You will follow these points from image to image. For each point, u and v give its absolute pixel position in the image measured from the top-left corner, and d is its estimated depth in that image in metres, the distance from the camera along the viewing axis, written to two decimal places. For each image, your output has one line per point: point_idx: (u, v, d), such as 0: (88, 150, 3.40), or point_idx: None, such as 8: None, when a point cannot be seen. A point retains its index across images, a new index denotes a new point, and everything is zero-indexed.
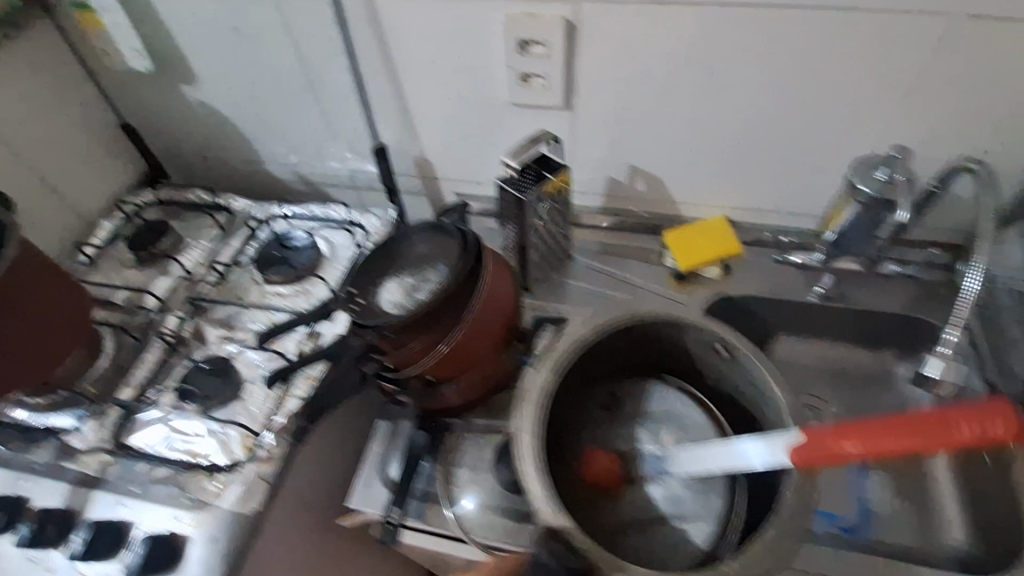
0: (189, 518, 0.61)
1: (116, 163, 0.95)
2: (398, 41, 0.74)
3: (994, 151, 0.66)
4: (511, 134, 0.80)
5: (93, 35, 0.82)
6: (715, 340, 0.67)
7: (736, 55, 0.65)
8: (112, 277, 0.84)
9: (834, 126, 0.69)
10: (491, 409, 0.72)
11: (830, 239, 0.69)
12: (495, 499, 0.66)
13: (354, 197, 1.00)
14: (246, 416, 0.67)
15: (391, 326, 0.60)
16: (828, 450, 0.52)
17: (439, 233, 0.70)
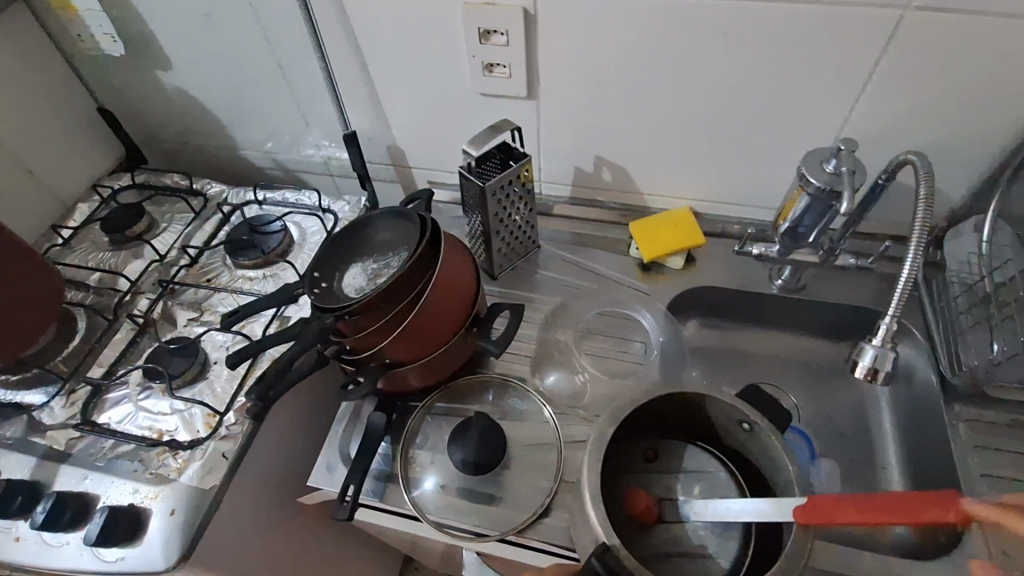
0: (150, 491, 0.63)
1: (93, 147, 0.97)
2: (364, 29, 0.74)
3: (950, 148, 0.67)
4: (478, 124, 0.81)
5: (68, 19, 0.85)
6: (742, 418, 0.61)
7: (693, 47, 0.65)
8: (87, 259, 0.86)
9: (791, 120, 0.70)
10: (451, 393, 0.74)
11: (785, 230, 0.70)
12: (449, 479, 0.67)
13: (330, 184, 1.01)
14: (210, 395, 0.69)
15: (349, 309, 0.62)
16: (830, 511, 0.49)
17: (401, 219, 0.71)
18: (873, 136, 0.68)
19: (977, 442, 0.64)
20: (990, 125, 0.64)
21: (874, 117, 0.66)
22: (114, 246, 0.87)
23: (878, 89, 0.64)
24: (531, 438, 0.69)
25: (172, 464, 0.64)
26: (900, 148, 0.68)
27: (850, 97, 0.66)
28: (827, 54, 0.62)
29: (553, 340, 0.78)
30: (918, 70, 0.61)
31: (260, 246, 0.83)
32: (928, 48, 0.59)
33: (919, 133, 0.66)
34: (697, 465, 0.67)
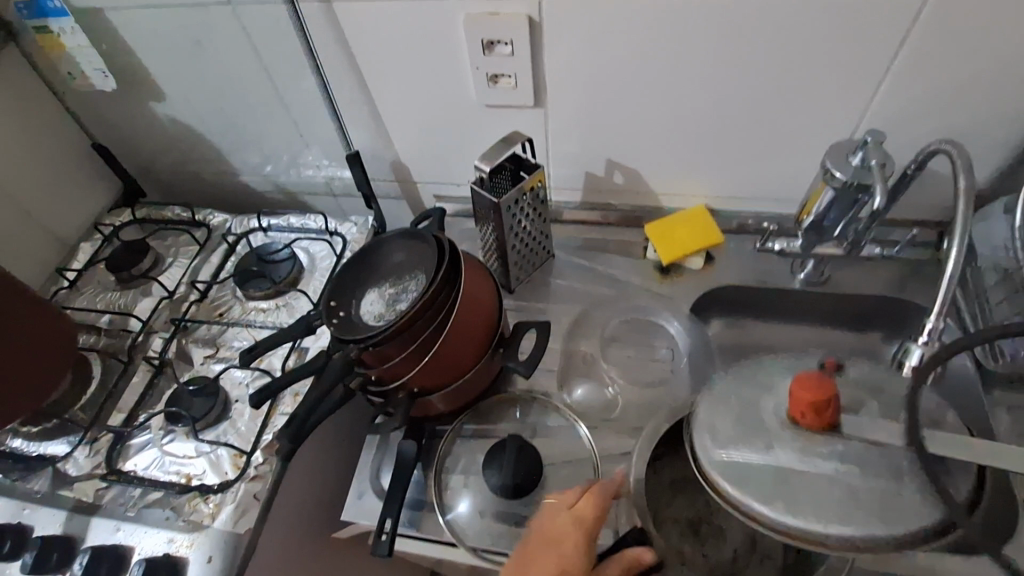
0: (186, 539, 0.62)
1: (91, 183, 0.95)
2: (363, 47, 0.72)
3: (973, 129, 0.65)
4: (485, 135, 0.79)
5: (57, 57, 0.82)
6: None
7: (705, 42, 0.63)
8: (95, 300, 0.84)
9: (809, 113, 0.68)
10: (479, 414, 0.72)
11: (809, 224, 0.68)
12: (485, 504, 0.66)
13: (333, 204, 1.00)
14: (235, 435, 0.68)
15: (374, 340, 0.60)
16: None
17: (415, 240, 0.69)
18: (894, 123, 0.66)
19: (1019, 430, 0.64)
20: (1015, 105, 0.62)
21: (896, 102, 0.65)
22: (121, 285, 0.85)
23: (899, 76, 0.62)
24: (565, 455, 0.68)
25: (205, 509, 0.62)
26: (921, 134, 0.67)
27: (870, 84, 0.64)
28: (846, 41, 0.60)
29: (577, 351, 0.77)
30: (942, 54, 0.59)
31: (270, 275, 0.81)
32: (951, 32, 0.58)
33: (940, 118, 0.65)
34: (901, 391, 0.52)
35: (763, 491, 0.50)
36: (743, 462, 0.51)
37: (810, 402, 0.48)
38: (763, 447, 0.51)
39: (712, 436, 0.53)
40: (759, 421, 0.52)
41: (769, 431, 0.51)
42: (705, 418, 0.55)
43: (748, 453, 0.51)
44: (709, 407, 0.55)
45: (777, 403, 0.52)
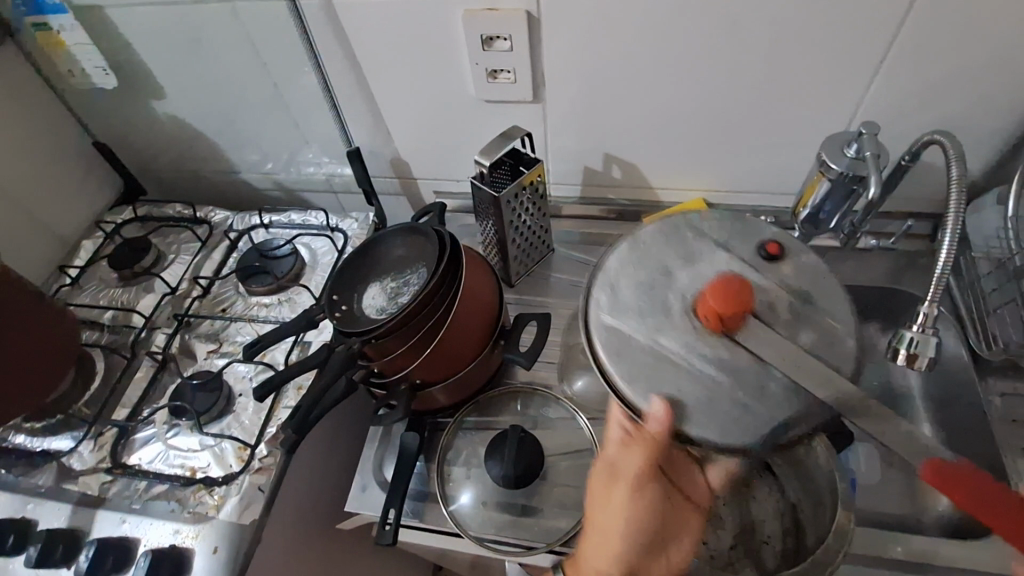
0: (191, 530, 0.62)
1: (91, 181, 0.95)
2: (362, 43, 0.73)
3: (966, 121, 0.66)
4: (484, 131, 0.80)
5: (56, 55, 0.83)
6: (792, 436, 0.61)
7: (701, 36, 0.64)
8: (98, 297, 0.84)
9: (804, 106, 0.69)
10: (481, 406, 0.73)
11: (804, 217, 0.69)
12: (487, 495, 0.66)
13: (333, 201, 1.00)
14: (239, 428, 0.69)
15: (376, 333, 0.61)
16: None
17: (415, 234, 0.70)
18: (888, 116, 0.67)
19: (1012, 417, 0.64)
20: (1007, 97, 0.63)
21: (890, 95, 0.66)
22: (123, 282, 0.86)
23: (892, 69, 0.63)
24: (566, 446, 0.69)
25: (210, 501, 0.63)
26: (915, 126, 0.68)
27: (863, 78, 0.65)
28: (839, 35, 0.61)
29: (577, 344, 0.78)
30: (934, 46, 0.60)
31: (271, 271, 0.82)
32: (943, 25, 0.58)
33: (933, 110, 0.66)
34: (817, 310, 0.51)
35: (636, 355, 0.50)
36: (630, 335, 0.51)
37: (717, 311, 0.49)
38: (651, 329, 0.51)
39: (613, 297, 0.54)
40: (662, 300, 0.52)
41: (669, 313, 0.52)
42: (617, 267, 0.56)
43: (635, 325, 0.51)
44: (625, 266, 0.55)
45: (688, 277, 0.54)
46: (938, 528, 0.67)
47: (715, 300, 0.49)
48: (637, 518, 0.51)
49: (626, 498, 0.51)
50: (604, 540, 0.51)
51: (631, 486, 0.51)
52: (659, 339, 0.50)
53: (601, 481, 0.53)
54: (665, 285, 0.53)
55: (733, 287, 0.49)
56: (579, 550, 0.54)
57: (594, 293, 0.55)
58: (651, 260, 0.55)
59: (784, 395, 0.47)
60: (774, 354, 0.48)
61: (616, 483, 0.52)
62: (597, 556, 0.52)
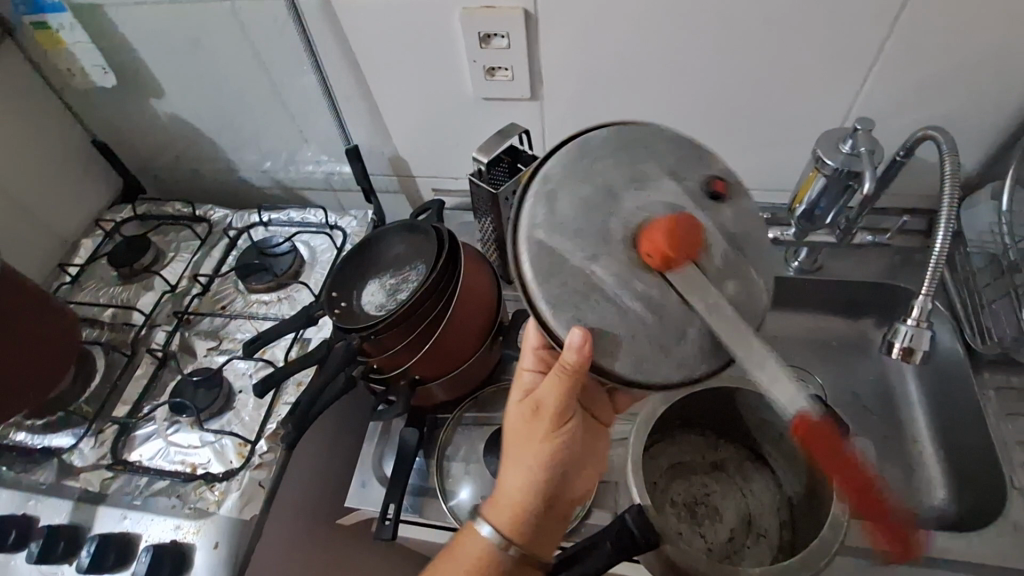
0: (192, 526, 0.63)
1: (91, 180, 0.96)
2: (361, 42, 0.73)
3: (962, 117, 0.66)
4: (482, 129, 0.80)
5: (56, 54, 0.83)
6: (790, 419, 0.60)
7: (698, 34, 0.64)
8: (98, 295, 0.85)
9: (800, 103, 0.69)
10: (480, 402, 0.73)
11: (801, 213, 0.70)
12: (487, 489, 0.67)
13: (332, 199, 1.00)
14: (239, 425, 0.69)
15: (375, 329, 0.61)
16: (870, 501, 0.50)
17: (414, 231, 0.70)
18: (884, 112, 0.68)
19: (1008, 411, 0.65)
20: (1002, 93, 0.63)
21: (885, 93, 0.66)
22: (123, 280, 0.86)
23: (888, 66, 0.64)
24: None
25: (210, 497, 0.63)
26: (911, 122, 0.68)
27: (859, 75, 0.65)
28: (834, 32, 0.62)
29: None
30: (929, 43, 0.61)
31: (271, 269, 0.82)
32: (938, 22, 0.59)
33: (929, 107, 0.66)
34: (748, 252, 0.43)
35: (561, 271, 0.40)
36: (554, 249, 0.40)
37: (667, 257, 0.40)
38: (587, 253, 0.40)
39: (547, 209, 0.41)
40: (603, 225, 0.41)
41: (605, 239, 0.41)
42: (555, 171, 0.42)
43: (570, 242, 0.40)
44: (560, 170, 0.42)
45: (635, 202, 0.41)
46: (933, 520, 0.68)
47: (661, 245, 0.40)
48: (555, 450, 0.51)
49: (547, 434, 0.51)
50: (524, 469, 0.50)
51: (552, 421, 0.51)
52: (583, 257, 0.40)
53: (522, 418, 0.53)
54: (602, 199, 0.41)
55: (685, 232, 0.41)
56: (499, 483, 0.52)
57: (527, 201, 0.41)
58: (589, 164, 0.42)
59: (703, 343, 0.40)
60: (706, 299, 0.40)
61: (537, 417, 0.52)
62: (518, 487, 0.50)
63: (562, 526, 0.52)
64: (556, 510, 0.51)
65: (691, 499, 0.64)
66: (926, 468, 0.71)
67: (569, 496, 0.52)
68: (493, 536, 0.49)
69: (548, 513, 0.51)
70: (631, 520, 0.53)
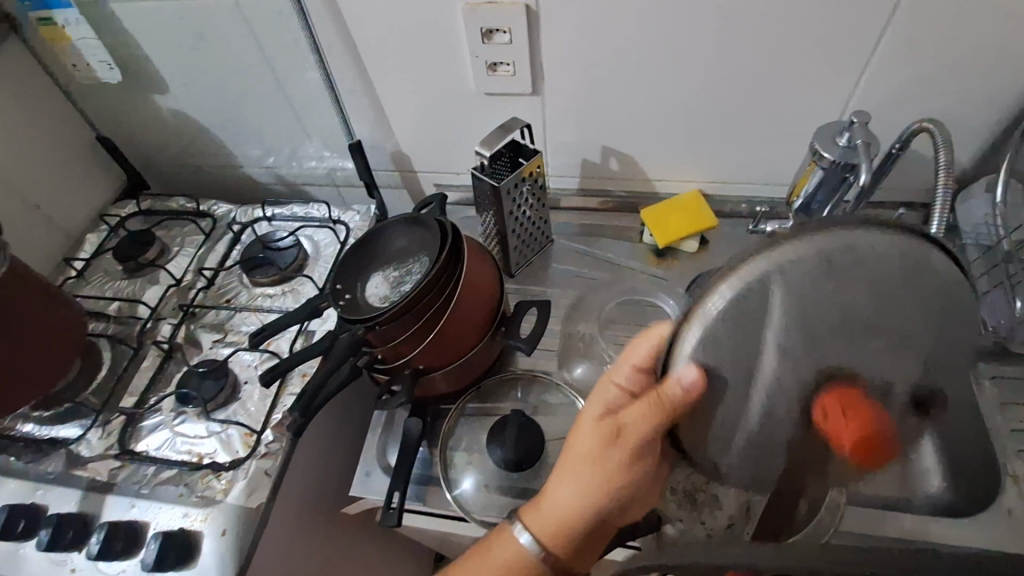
0: (200, 514, 0.63)
1: (96, 176, 0.96)
2: (365, 38, 0.74)
3: (956, 111, 0.68)
4: (484, 123, 0.81)
5: (61, 49, 0.84)
6: None
7: (697, 30, 0.65)
8: (103, 289, 0.86)
9: (797, 98, 0.70)
10: (482, 393, 0.74)
11: (798, 206, 0.71)
12: (489, 477, 0.68)
13: (335, 195, 1.01)
14: (245, 415, 0.70)
15: (380, 320, 0.62)
16: None
17: (418, 225, 0.71)
18: (880, 106, 0.69)
19: (1002, 400, 0.66)
20: (996, 88, 0.65)
21: (881, 87, 0.67)
22: (127, 274, 0.87)
23: (883, 61, 0.65)
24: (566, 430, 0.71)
25: (217, 485, 0.65)
26: (906, 116, 0.69)
27: (855, 70, 0.66)
28: (829, 28, 0.63)
29: (576, 332, 0.79)
30: (924, 38, 0.62)
31: (276, 262, 0.83)
32: (933, 17, 0.60)
33: (924, 101, 0.67)
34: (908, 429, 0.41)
35: (749, 320, 0.38)
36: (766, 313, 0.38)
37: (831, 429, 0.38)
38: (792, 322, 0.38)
39: (789, 279, 0.37)
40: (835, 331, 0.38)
41: (805, 347, 0.38)
42: (809, 251, 0.37)
43: (779, 315, 0.38)
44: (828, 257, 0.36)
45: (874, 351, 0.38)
46: None
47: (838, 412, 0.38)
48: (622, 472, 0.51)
49: (618, 460, 0.51)
50: (581, 490, 0.52)
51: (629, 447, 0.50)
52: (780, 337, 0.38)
53: (597, 435, 0.52)
54: (853, 313, 0.37)
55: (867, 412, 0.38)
56: (547, 494, 0.55)
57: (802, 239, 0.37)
58: (857, 274, 0.36)
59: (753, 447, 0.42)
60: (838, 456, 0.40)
61: (614, 437, 0.51)
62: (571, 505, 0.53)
63: (602, 540, 0.55)
64: (602, 530, 0.54)
65: (691, 487, 0.63)
66: None
67: (619, 518, 0.55)
68: (531, 546, 0.54)
69: (594, 532, 0.54)
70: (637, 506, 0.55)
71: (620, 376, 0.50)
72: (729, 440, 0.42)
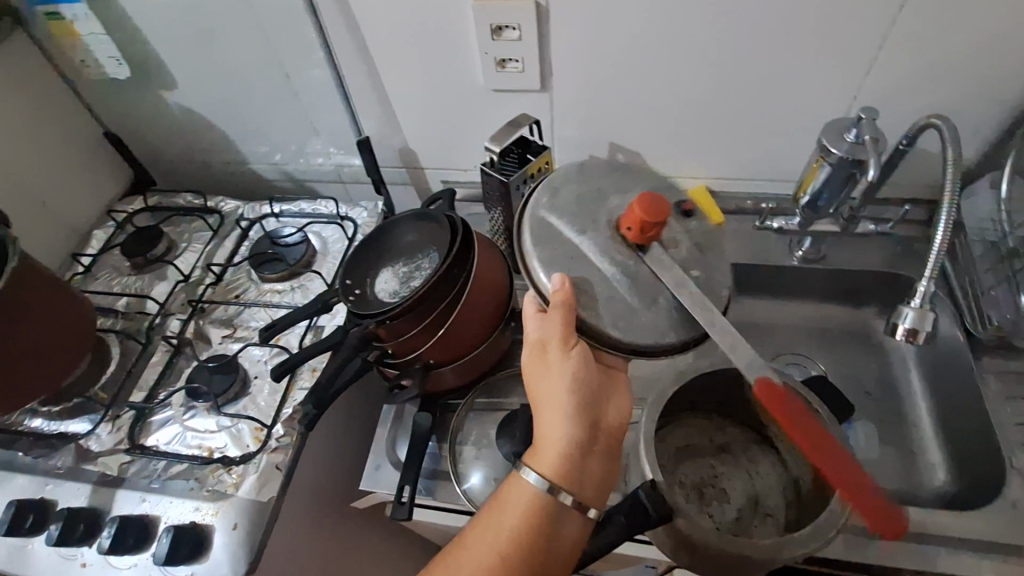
0: (210, 508, 0.64)
1: (102, 172, 0.96)
2: (373, 34, 0.74)
3: (962, 107, 0.68)
4: (492, 120, 0.82)
5: (69, 45, 0.84)
6: None
7: (704, 27, 0.66)
8: (111, 285, 0.86)
9: (803, 94, 0.71)
10: (491, 388, 0.75)
11: (805, 203, 0.71)
12: (498, 471, 0.68)
13: (341, 191, 1.02)
14: (255, 410, 0.70)
15: (391, 313, 0.62)
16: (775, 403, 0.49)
17: (427, 220, 0.71)
18: (887, 102, 0.70)
19: (1008, 394, 0.67)
20: (1002, 83, 0.65)
21: (888, 83, 0.68)
22: (136, 270, 0.87)
23: (891, 56, 0.65)
24: None
25: (228, 479, 0.64)
26: (912, 113, 0.70)
27: (863, 66, 0.67)
28: (838, 24, 0.63)
29: None
30: (932, 34, 0.62)
31: (284, 258, 0.83)
32: (940, 14, 0.61)
33: (931, 97, 0.68)
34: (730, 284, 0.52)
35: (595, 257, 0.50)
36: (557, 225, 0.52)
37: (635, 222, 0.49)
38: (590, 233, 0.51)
39: (554, 195, 0.53)
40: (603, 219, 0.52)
41: (596, 220, 0.52)
42: (560, 181, 0.55)
43: (568, 222, 0.52)
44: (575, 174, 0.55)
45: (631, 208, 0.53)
46: (935, 499, 0.69)
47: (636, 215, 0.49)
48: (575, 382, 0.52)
49: (563, 374, 0.52)
50: (552, 416, 0.52)
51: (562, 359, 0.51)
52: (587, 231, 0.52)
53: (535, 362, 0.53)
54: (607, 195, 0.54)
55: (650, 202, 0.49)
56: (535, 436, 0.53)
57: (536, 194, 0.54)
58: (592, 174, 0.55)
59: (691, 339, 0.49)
60: (673, 273, 0.49)
61: (547, 354, 0.52)
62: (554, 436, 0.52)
63: (607, 461, 0.54)
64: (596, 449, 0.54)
65: (700, 482, 0.65)
66: (927, 451, 0.73)
67: (604, 432, 0.55)
68: (542, 483, 0.51)
69: (590, 452, 0.53)
70: (643, 493, 0.55)
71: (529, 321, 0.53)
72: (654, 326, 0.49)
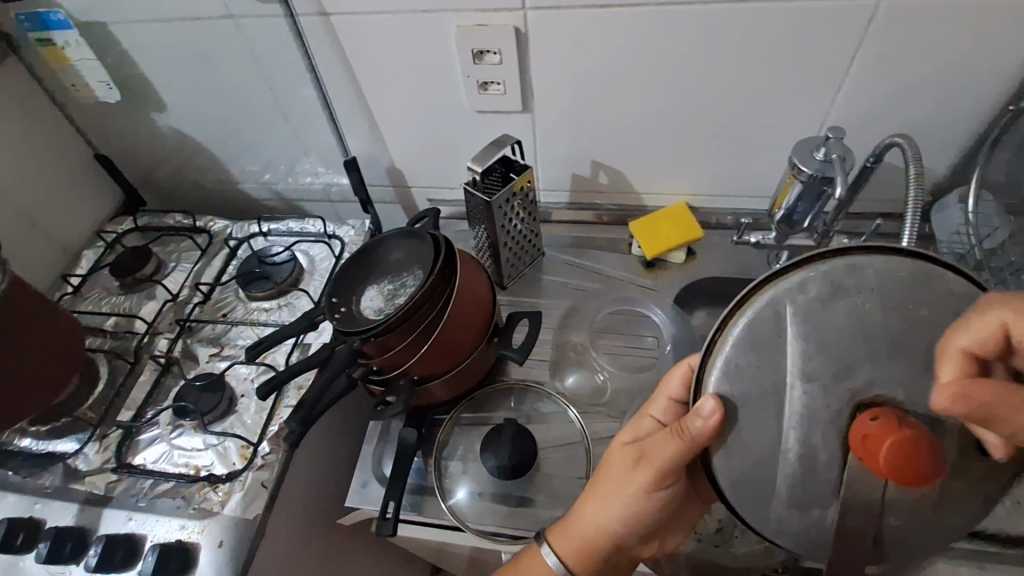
0: (197, 525, 0.64)
1: (92, 193, 0.98)
2: (358, 58, 0.76)
3: (927, 126, 0.71)
4: (477, 140, 0.84)
5: (61, 70, 0.86)
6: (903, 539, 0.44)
7: (677, 50, 0.68)
8: (101, 304, 0.87)
9: (774, 112, 0.73)
10: (476, 403, 0.76)
11: (781, 217, 0.73)
12: (483, 486, 0.69)
13: (330, 210, 1.03)
14: (242, 427, 0.71)
15: (376, 331, 0.63)
16: None
17: (412, 239, 0.72)
18: (855, 121, 0.72)
19: None
20: (963, 103, 0.68)
21: (855, 104, 0.71)
22: (124, 289, 0.88)
23: (858, 76, 0.68)
24: (559, 439, 0.72)
25: (214, 497, 0.65)
26: (880, 131, 0.73)
27: (831, 84, 0.69)
28: (808, 46, 0.66)
29: (568, 342, 0.81)
30: (895, 57, 0.65)
31: (271, 276, 0.84)
32: (901, 39, 0.63)
33: (896, 116, 0.71)
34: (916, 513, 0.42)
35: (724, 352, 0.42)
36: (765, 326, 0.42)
37: (867, 428, 0.37)
38: (774, 361, 0.41)
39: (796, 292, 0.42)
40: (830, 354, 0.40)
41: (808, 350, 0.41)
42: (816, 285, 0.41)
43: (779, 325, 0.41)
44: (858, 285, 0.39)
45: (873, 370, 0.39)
46: None
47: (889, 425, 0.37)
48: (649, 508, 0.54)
49: (642, 490, 0.53)
50: (602, 516, 0.55)
51: (651, 479, 0.52)
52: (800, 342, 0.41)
53: (625, 463, 0.55)
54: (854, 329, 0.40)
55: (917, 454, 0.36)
56: (575, 517, 0.57)
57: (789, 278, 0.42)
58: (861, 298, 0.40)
59: (793, 491, 0.42)
60: (837, 468, 0.40)
61: (640, 472, 0.53)
62: (591, 530, 0.56)
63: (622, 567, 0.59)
64: (619, 556, 0.58)
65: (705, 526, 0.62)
66: None
67: (634, 546, 0.58)
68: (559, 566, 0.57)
69: (612, 557, 0.58)
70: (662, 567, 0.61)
71: (657, 410, 0.55)
72: (743, 457, 0.42)
